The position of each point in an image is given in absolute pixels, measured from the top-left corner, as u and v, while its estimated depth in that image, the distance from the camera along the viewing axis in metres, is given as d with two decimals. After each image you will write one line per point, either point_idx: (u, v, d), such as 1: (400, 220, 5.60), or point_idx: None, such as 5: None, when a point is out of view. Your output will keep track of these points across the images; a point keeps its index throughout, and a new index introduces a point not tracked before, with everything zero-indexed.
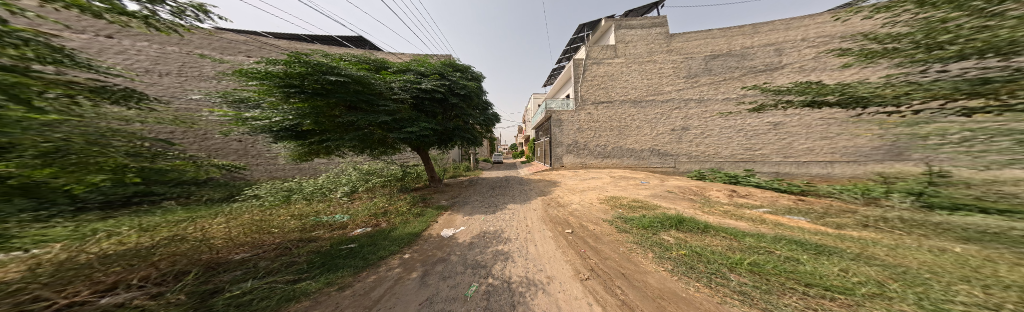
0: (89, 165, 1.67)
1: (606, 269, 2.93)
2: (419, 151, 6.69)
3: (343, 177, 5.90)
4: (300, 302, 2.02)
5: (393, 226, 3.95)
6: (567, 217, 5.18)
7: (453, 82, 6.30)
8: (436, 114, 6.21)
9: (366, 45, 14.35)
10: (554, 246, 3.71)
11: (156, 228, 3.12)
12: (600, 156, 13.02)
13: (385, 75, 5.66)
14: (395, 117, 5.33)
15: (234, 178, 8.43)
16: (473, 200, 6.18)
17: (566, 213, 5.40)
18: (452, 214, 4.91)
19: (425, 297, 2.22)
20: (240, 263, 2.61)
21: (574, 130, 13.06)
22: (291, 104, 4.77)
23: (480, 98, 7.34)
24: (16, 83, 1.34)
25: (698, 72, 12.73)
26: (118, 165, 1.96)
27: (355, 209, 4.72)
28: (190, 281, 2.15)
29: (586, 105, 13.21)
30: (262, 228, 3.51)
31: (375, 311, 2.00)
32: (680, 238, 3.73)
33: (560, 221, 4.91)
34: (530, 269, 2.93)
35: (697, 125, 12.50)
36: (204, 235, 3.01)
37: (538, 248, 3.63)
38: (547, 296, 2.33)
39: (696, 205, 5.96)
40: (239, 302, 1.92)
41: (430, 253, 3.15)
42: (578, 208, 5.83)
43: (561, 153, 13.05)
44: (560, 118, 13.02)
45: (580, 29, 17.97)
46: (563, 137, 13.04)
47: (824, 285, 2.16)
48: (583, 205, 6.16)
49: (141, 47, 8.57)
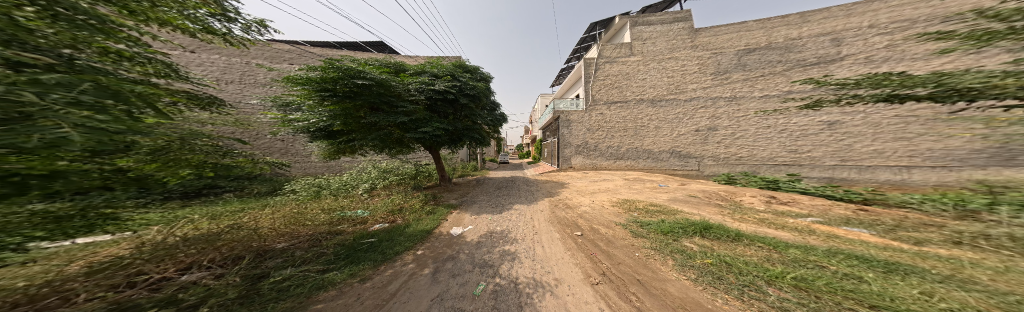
0: (178, 163, 2.01)
1: (619, 274, 2.82)
2: (433, 151, 6.92)
3: (363, 175, 6.30)
4: (329, 291, 2.17)
5: (407, 223, 4.12)
6: (577, 219, 5.05)
7: (464, 83, 6.46)
8: (448, 115, 6.41)
9: (386, 49, 15.20)
10: (562, 248, 3.63)
11: (221, 217, 3.61)
12: (613, 158, 12.65)
13: (404, 78, 5.91)
14: (411, 118, 5.55)
15: (278, 173, 9.36)
16: (481, 199, 6.24)
17: (576, 215, 5.27)
18: (461, 213, 5.01)
19: (436, 294, 2.28)
20: (281, 252, 2.87)
21: (586, 130, 12.79)
22: (325, 107, 5.20)
23: (488, 99, 7.44)
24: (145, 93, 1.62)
25: (728, 68, 11.78)
26: (199, 162, 2.33)
27: (374, 205, 4.98)
28: (243, 265, 2.42)
29: (600, 105, 12.86)
30: (298, 220, 3.82)
31: (392, 303, 2.10)
32: (706, 245, 3.46)
33: (572, 224, 4.78)
34: (539, 270, 2.90)
35: (726, 124, 11.57)
36: (255, 225, 3.38)
37: (547, 249, 3.59)
38: (556, 299, 2.28)
39: (724, 212, 5.50)
40: (280, 287, 2.11)
41: (441, 250, 3.24)
42: (590, 211, 5.65)
43: (574, 154, 12.77)
44: (572, 118, 12.78)
45: (593, 27, 17.61)
46: (575, 137, 12.78)
47: (896, 308, 1.87)
48: (594, 207, 5.97)
49: (214, 59, 9.74)
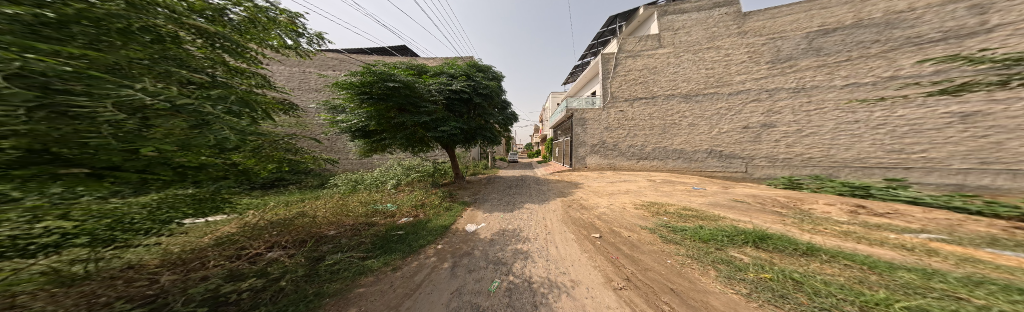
0: (261, 162, 2.51)
1: (646, 281, 2.68)
2: (449, 151, 7.36)
3: (391, 172, 6.91)
4: (368, 277, 2.48)
5: (428, 218, 4.43)
6: (594, 220, 4.92)
7: (478, 83, 6.86)
8: (462, 114, 6.82)
9: (409, 53, 16.85)
10: (579, 250, 3.57)
11: (290, 206, 4.38)
12: (630, 156, 12.10)
13: (426, 79, 6.44)
14: (432, 117, 6.07)
15: (324, 169, 10.85)
16: (492, 198, 6.40)
17: (592, 216, 5.14)
18: (475, 210, 5.20)
19: (455, 288, 2.44)
20: (332, 238, 3.32)
21: (599, 130, 12.40)
22: (363, 109, 5.96)
23: (499, 97, 7.77)
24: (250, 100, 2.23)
25: (792, 54, 10.46)
26: (280, 157, 2.97)
27: (400, 200, 5.43)
28: (306, 248, 2.88)
29: (620, 100, 12.45)
30: (344, 211, 4.32)
31: (417, 294, 2.29)
32: (762, 258, 3.10)
33: (591, 225, 4.67)
34: (556, 271, 2.91)
35: (788, 121, 10.33)
36: (314, 213, 3.97)
37: (563, 249, 3.58)
38: (572, 301, 2.28)
39: (786, 220, 4.85)
40: (333, 269, 2.51)
41: (458, 246, 3.43)
42: (608, 213, 5.44)
43: (589, 153, 12.46)
44: (587, 117, 12.46)
45: (613, 20, 17.37)
46: (590, 136, 12.44)
47: None
48: (613, 209, 5.73)
49: (280, 70, 11.72)
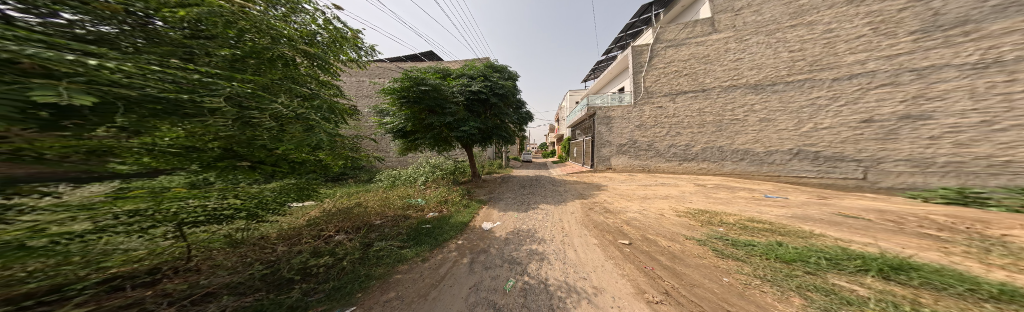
0: (337, 156, 3.14)
1: (690, 297, 2.40)
2: (466, 149, 7.88)
3: (421, 170, 7.63)
4: (404, 264, 2.94)
5: (450, 214, 4.86)
6: (622, 226, 4.61)
7: (495, 84, 7.38)
8: (479, 114, 7.38)
9: (435, 57, 18.79)
10: (603, 256, 3.43)
11: (350, 197, 5.40)
12: (660, 154, 11.22)
13: (450, 81, 7.09)
14: (453, 118, 6.68)
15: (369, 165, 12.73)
16: (507, 197, 6.58)
17: (621, 222, 4.81)
18: (490, 209, 5.45)
19: (473, 283, 2.64)
20: (379, 227, 3.95)
21: (628, 129, 11.65)
22: (403, 112, 6.85)
23: (514, 97, 8.15)
24: (329, 106, 2.96)
25: (969, 17, 7.64)
26: (347, 157, 3.40)
27: (428, 195, 5.95)
28: (361, 235, 3.53)
29: (656, 96, 11.55)
30: (389, 203, 5.00)
31: (440, 286, 2.57)
32: (880, 287, 2.33)
33: (618, 231, 4.40)
34: (574, 275, 2.87)
35: (958, 109, 7.54)
36: (366, 204, 4.78)
37: (583, 254, 3.48)
38: (593, 308, 2.23)
39: (938, 245, 3.50)
40: (378, 255, 3.05)
41: (475, 243, 3.69)
42: (640, 219, 5.03)
43: (614, 153, 11.80)
44: (612, 115, 11.78)
45: (648, 9, 16.25)
46: (615, 134, 11.76)
47: None
48: (645, 215, 5.27)
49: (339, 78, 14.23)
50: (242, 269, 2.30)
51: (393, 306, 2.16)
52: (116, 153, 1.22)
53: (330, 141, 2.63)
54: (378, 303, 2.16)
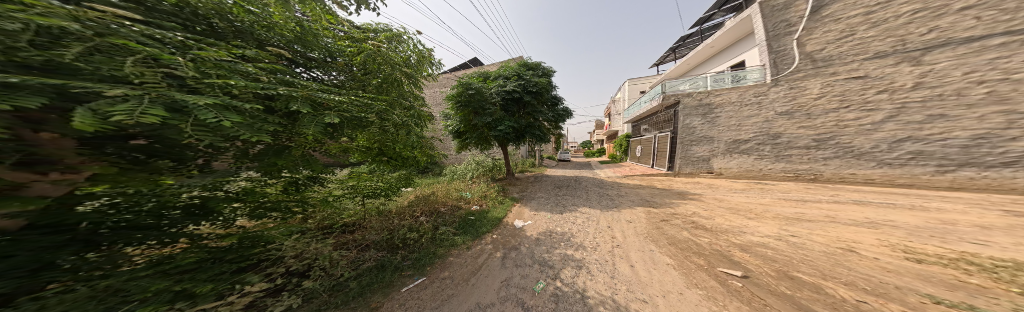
0: (427, 148, 3.03)
1: None
2: (500, 147, 7.17)
3: (470, 172, 7.06)
4: (456, 250, 2.54)
5: (485, 210, 4.17)
6: (733, 252, 2.71)
7: (529, 82, 6.54)
8: (513, 113, 6.68)
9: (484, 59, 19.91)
10: (680, 278, 2.07)
11: (430, 186, 5.89)
12: (846, 154, 6.52)
13: (489, 84, 6.69)
14: (492, 118, 6.12)
15: None
16: (539, 196, 5.36)
17: (733, 246, 2.86)
18: (522, 206, 4.52)
19: (506, 277, 2.10)
20: (451, 213, 3.86)
21: (762, 120, 7.58)
22: (457, 114, 6.44)
23: (549, 94, 7.21)
24: (415, 116, 3.19)
25: None
26: (430, 153, 3.20)
27: (472, 189, 5.34)
28: (448, 218, 3.63)
29: (857, 58, 6.43)
30: (457, 193, 4.88)
31: (478, 275, 2.18)
32: None
33: (715, 254, 2.58)
34: (626, 293, 1.86)
35: None
36: (456, 189, 5.16)
37: (649, 274, 2.14)
38: None
39: None
40: (453, 232, 2.91)
41: (509, 239, 2.88)
42: (778, 248, 2.89)
43: (722, 154, 8.18)
44: (717, 101, 8.36)
45: None
46: (726, 122, 8.15)
47: None
48: (791, 244, 3.00)
49: None
50: (392, 225, 3.09)
51: (439, 287, 2.01)
52: (347, 153, 2.26)
53: (421, 146, 2.81)
54: (437, 279, 2.11)
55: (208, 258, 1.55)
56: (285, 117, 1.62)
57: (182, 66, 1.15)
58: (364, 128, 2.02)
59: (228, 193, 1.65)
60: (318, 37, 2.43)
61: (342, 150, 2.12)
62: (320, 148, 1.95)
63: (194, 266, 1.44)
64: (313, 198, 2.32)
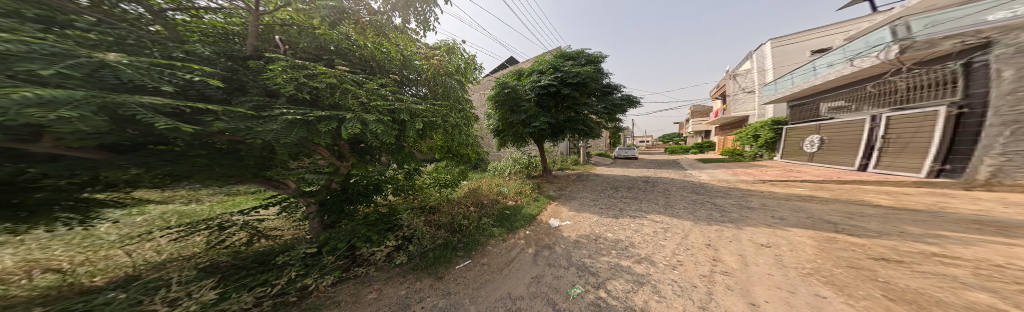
0: (472, 145, 3.56)
1: None
2: (538, 145, 6.44)
3: (507, 168, 6.77)
4: (502, 243, 2.59)
5: (518, 205, 3.87)
6: None
7: (567, 72, 5.58)
8: (550, 109, 5.82)
9: None
10: None
11: (476, 179, 5.72)
12: None
13: (523, 80, 5.91)
14: (526, 115, 5.31)
15: None
16: (583, 195, 4.49)
17: None
18: (560, 205, 3.97)
19: (537, 275, 1.87)
20: (490, 199, 3.93)
21: None
22: (494, 114, 5.92)
23: (598, 83, 6.01)
24: (469, 117, 3.18)
25: None
26: (473, 150, 3.59)
27: (508, 184, 4.97)
28: (494, 206, 3.66)
29: None
30: (494, 184, 4.86)
31: (509, 268, 2.05)
32: None
33: None
34: None
35: None
36: (499, 183, 5.01)
37: None
38: None
39: None
40: (494, 223, 3.08)
41: (543, 237, 2.64)
42: None
43: None
44: None
45: None
46: None
47: None
48: None
49: None
50: (473, 208, 3.36)
51: (479, 271, 2.08)
52: (428, 150, 3.28)
53: (474, 147, 3.52)
54: (476, 265, 2.17)
55: (377, 217, 2.60)
56: (396, 120, 1.95)
57: (360, 95, 1.67)
58: (445, 125, 2.25)
59: (383, 177, 2.75)
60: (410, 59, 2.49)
61: (426, 147, 3.16)
62: (406, 144, 2.62)
63: (371, 223, 2.51)
64: (414, 186, 3.03)
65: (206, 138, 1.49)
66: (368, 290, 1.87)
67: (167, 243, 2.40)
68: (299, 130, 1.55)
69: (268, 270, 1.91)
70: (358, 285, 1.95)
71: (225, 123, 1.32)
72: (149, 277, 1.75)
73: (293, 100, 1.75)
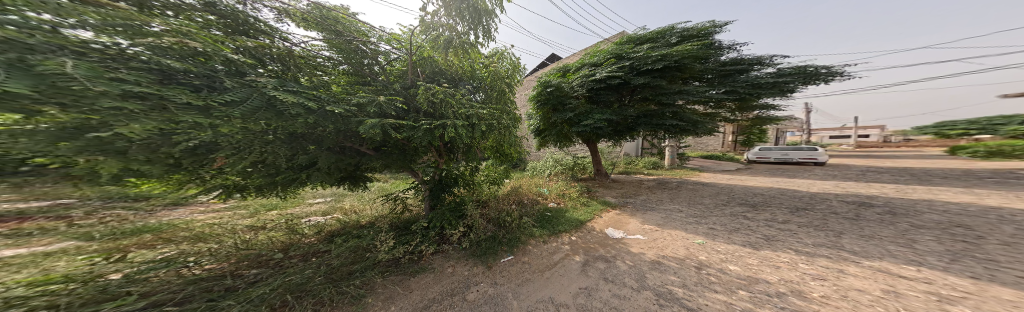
0: (517, 146, 3.75)
1: None
2: (589, 146, 5.70)
3: (551, 167, 6.33)
4: (548, 245, 2.42)
5: (561, 208, 3.61)
6: None
7: (639, 58, 4.64)
8: (611, 104, 4.89)
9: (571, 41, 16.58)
10: None
11: (517, 179, 5.72)
12: None
13: (569, 76, 5.24)
14: (573, 113, 4.73)
15: None
16: (669, 207, 3.71)
17: None
18: (623, 215, 3.34)
19: (585, 287, 1.57)
20: (529, 199, 3.84)
21: None
22: (535, 112, 5.53)
23: (699, 65, 4.75)
24: (515, 117, 3.45)
25: None
26: (513, 153, 3.87)
27: (548, 185, 4.75)
28: (536, 211, 3.43)
29: None
30: (532, 184, 4.75)
31: (547, 273, 1.83)
32: None
33: None
34: None
35: None
36: (538, 183, 4.87)
37: None
38: None
39: None
40: (542, 225, 2.97)
41: (597, 246, 2.30)
42: None
43: None
44: None
45: None
46: None
47: None
48: None
49: None
50: (528, 211, 3.33)
51: (521, 269, 1.97)
52: (483, 150, 3.84)
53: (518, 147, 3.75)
54: (518, 262, 2.11)
55: (456, 210, 3.21)
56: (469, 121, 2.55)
57: (451, 106, 2.53)
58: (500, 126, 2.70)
59: (455, 174, 3.47)
60: (474, 70, 3.35)
61: (483, 148, 3.68)
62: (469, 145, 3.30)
63: (456, 215, 3.08)
64: (474, 182, 3.62)
65: (395, 142, 2.88)
66: (448, 265, 2.30)
67: (379, 204, 4.57)
68: (424, 132, 2.49)
69: (408, 234, 3.02)
70: (442, 259, 2.45)
71: (406, 131, 2.50)
72: (371, 223, 3.58)
73: (428, 114, 2.84)
